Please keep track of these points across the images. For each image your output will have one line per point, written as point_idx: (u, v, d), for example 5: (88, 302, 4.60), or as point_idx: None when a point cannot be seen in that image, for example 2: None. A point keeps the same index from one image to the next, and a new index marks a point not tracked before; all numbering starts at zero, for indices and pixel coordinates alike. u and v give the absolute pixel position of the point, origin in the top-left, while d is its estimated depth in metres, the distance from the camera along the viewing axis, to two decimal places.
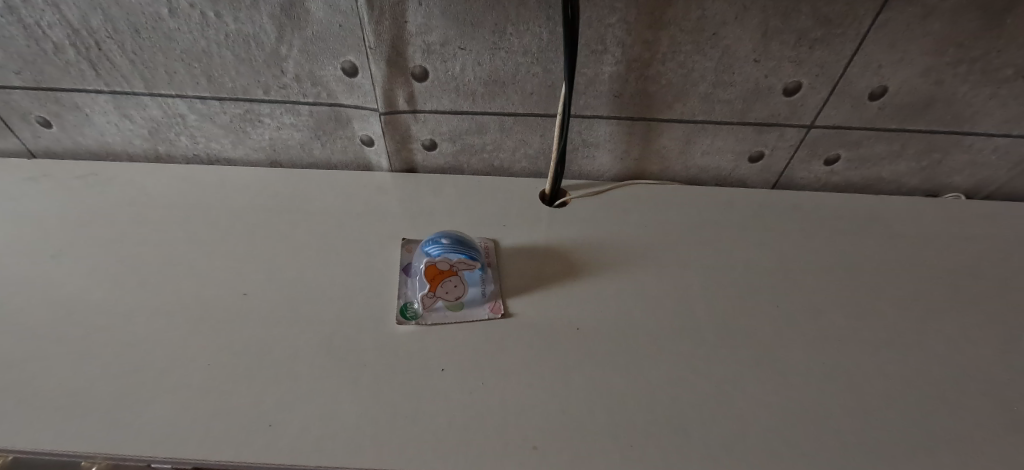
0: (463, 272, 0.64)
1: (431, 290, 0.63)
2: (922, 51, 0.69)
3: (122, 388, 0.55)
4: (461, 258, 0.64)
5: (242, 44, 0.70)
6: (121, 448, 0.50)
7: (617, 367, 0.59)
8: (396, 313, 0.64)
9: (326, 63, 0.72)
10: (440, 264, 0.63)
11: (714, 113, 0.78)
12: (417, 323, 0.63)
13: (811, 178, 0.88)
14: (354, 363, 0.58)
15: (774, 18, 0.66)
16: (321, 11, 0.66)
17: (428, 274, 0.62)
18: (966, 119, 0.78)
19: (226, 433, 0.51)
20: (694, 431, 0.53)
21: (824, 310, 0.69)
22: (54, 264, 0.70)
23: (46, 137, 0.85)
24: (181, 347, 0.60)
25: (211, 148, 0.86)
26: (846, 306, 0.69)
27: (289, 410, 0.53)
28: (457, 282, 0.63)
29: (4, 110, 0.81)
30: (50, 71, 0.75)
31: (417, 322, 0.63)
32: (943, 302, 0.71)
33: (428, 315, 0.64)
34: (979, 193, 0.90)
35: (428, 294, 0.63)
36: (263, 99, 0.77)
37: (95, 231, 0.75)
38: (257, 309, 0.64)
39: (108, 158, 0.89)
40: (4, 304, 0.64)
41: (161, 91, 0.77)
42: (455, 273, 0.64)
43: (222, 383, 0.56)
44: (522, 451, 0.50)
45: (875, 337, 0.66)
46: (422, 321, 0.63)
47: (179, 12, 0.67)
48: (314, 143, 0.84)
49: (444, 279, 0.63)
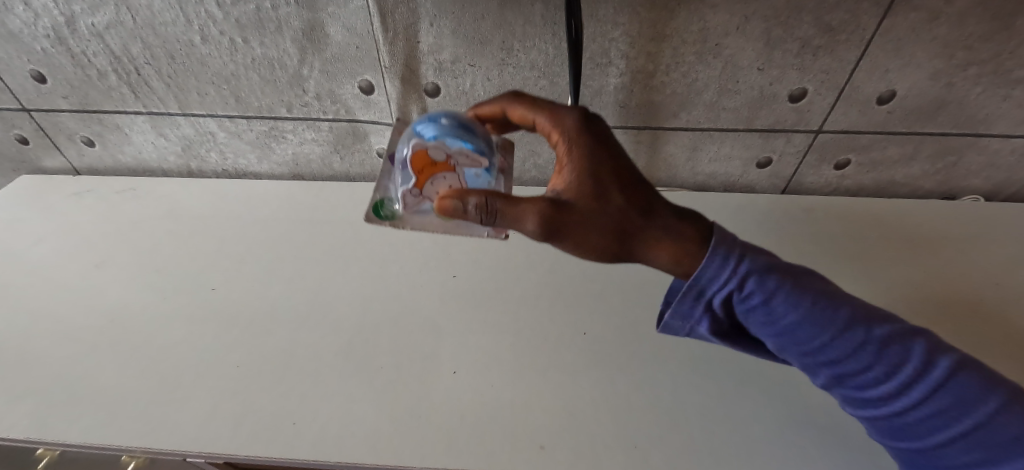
0: (461, 169, 0.56)
1: (418, 189, 0.58)
2: (930, 56, 0.69)
3: (159, 387, 0.59)
4: (461, 148, 0.55)
5: (267, 67, 0.75)
6: (159, 442, 0.54)
7: (623, 372, 0.60)
8: (371, 210, 0.64)
9: (344, 83, 0.76)
10: (432, 152, 0.55)
11: (720, 121, 0.79)
12: (394, 227, 0.63)
13: (821, 182, 0.89)
14: (372, 366, 0.61)
15: (776, 28, 0.67)
16: (339, 34, 0.70)
17: (417, 165, 0.55)
18: (980, 121, 0.77)
19: (254, 431, 0.55)
20: (698, 437, 0.54)
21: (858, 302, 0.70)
22: (98, 273, 0.75)
23: (90, 155, 0.92)
24: (213, 348, 0.64)
25: (240, 163, 0.91)
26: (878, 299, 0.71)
27: (311, 409, 0.56)
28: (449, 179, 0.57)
29: (53, 131, 0.89)
30: (95, 96, 0.82)
31: (394, 225, 0.63)
32: (969, 295, 0.71)
33: (409, 220, 0.63)
34: (998, 194, 0.89)
35: (413, 193, 0.59)
36: (287, 117, 0.82)
37: (133, 242, 0.81)
38: (282, 313, 0.68)
39: (145, 174, 0.95)
40: (53, 312, 0.69)
41: (193, 111, 0.83)
42: (451, 169, 0.56)
43: (250, 382, 0.60)
44: (529, 451, 0.52)
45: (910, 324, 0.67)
46: (401, 226, 0.63)
47: (210, 39, 0.72)
48: (334, 158, 0.89)
49: (433, 173, 0.56)
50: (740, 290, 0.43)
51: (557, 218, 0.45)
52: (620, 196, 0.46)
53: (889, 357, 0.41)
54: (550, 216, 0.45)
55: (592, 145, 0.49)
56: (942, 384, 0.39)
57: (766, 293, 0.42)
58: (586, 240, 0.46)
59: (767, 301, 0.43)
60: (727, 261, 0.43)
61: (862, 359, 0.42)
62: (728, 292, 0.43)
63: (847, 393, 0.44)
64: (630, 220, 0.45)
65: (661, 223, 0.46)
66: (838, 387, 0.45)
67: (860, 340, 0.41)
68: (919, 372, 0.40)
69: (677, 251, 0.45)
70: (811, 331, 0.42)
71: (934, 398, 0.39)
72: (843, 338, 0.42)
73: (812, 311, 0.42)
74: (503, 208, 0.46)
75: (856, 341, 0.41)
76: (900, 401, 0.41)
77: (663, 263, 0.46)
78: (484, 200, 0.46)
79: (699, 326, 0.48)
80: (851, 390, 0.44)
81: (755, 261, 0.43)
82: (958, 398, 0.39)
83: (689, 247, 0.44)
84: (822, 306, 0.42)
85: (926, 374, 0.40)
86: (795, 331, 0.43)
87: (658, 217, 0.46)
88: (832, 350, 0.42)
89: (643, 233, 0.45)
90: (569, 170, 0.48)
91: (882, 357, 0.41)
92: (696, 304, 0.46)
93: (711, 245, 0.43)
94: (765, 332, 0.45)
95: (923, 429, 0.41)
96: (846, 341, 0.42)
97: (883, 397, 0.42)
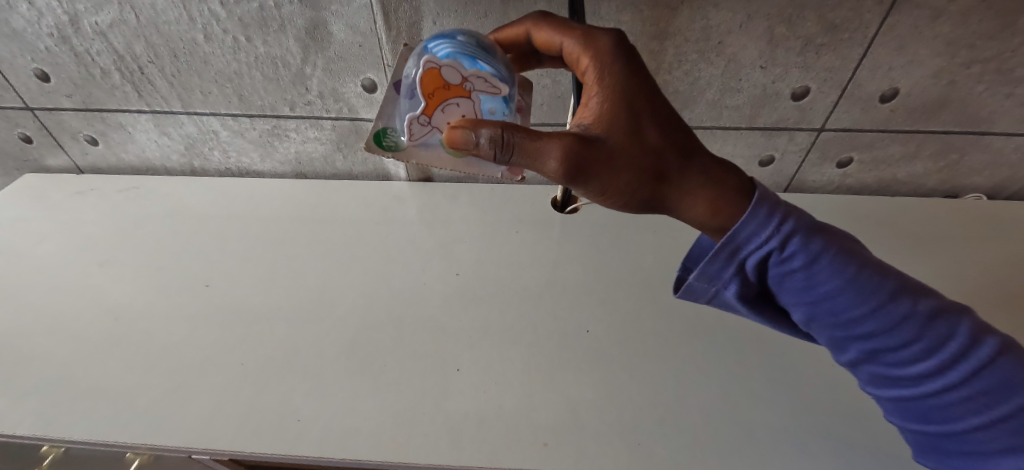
0: (478, 95, 0.46)
1: (427, 113, 0.47)
2: (933, 53, 0.69)
3: (164, 385, 0.60)
4: (478, 71, 0.45)
5: (270, 65, 0.75)
6: (164, 439, 0.54)
7: (626, 370, 0.60)
8: (370, 137, 0.51)
9: (347, 81, 0.76)
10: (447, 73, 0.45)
11: (723, 119, 0.79)
12: (396, 158, 0.50)
13: (823, 180, 0.89)
14: (375, 364, 0.61)
15: (779, 26, 0.67)
16: (342, 32, 0.70)
17: (427, 86, 0.45)
18: (982, 119, 0.77)
19: (259, 428, 0.55)
20: (702, 435, 0.54)
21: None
22: (102, 272, 0.76)
23: (93, 153, 0.93)
24: (217, 346, 0.64)
25: (242, 162, 0.91)
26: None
27: (316, 406, 0.57)
28: (464, 105, 0.46)
29: (56, 129, 0.89)
30: (98, 95, 0.82)
31: (395, 155, 0.50)
32: (981, 282, 0.72)
33: (413, 151, 0.50)
34: (1001, 192, 0.89)
35: (420, 119, 0.47)
36: (290, 115, 0.82)
37: (136, 241, 0.81)
38: (285, 311, 0.69)
39: (148, 172, 0.95)
40: (58, 311, 0.70)
41: (196, 110, 0.83)
42: (466, 95, 0.46)
43: (255, 380, 0.60)
44: (533, 449, 0.52)
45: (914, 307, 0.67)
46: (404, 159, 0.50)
47: (213, 38, 0.72)
48: (337, 156, 0.89)
49: (448, 98, 0.46)
50: (782, 252, 0.40)
51: (586, 156, 0.40)
52: (656, 136, 0.42)
53: (932, 334, 0.40)
54: (577, 154, 0.39)
55: (627, 74, 0.44)
56: (983, 365, 0.39)
57: (811, 256, 0.40)
58: (613, 181, 0.41)
59: (810, 265, 0.40)
60: (773, 220, 0.40)
61: (903, 333, 0.40)
62: (771, 252, 0.40)
63: (875, 370, 0.43)
64: (662, 162, 0.42)
65: (700, 170, 0.43)
66: (866, 364, 0.44)
67: (904, 314, 0.40)
68: (961, 352, 0.39)
69: (713, 201, 0.42)
70: (852, 299, 0.40)
71: (973, 380, 0.39)
72: (887, 310, 0.40)
73: (857, 279, 0.40)
74: (523, 142, 0.40)
75: (900, 314, 0.40)
76: (935, 382, 0.40)
77: (695, 214, 0.43)
78: (499, 134, 0.40)
79: (726, 290, 0.45)
80: (885, 367, 0.42)
81: (802, 220, 0.40)
82: (998, 380, 0.38)
83: (726, 196, 0.41)
84: (869, 276, 0.40)
85: (967, 354, 0.39)
86: (835, 299, 0.41)
87: (694, 162, 0.43)
88: (873, 322, 0.41)
89: (680, 180, 0.42)
90: (599, 102, 0.43)
91: (925, 334, 0.40)
92: (731, 265, 0.43)
93: (757, 200, 0.40)
94: (803, 300, 0.43)
95: (956, 412, 0.40)
96: (889, 314, 0.40)
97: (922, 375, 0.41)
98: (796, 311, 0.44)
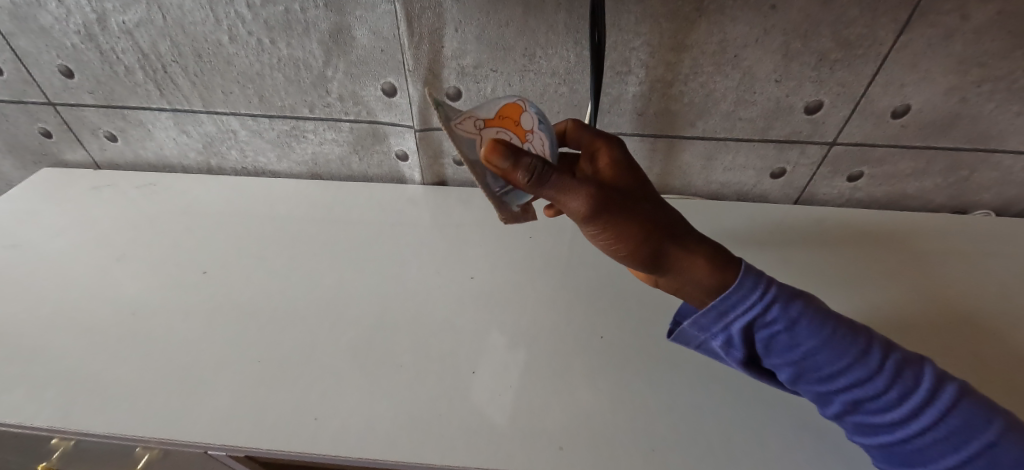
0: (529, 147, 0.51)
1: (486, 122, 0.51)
2: (945, 72, 0.70)
3: (179, 382, 0.60)
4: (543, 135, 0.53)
5: (293, 68, 0.76)
6: (181, 434, 0.55)
7: (639, 375, 0.61)
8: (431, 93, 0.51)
9: (367, 85, 0.77)
10: (526, 120, 0.52)
11: (736, 131, 0.80)
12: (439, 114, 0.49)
13: (833, 193, 0.90)
14: (390, 365, 0.62)
15: (795, 41, 0.68)
16: (365, 37, 0.71)
17: (507, 110, 0.52)
18: (992, 137, 0.78)
19: (275, 426, 0.55)
20: (715, 442, 0.54)
21: (878, 318, 0.68)
22: (118, 266, 0.76)
23: (112, 149, 0.94)
24: (233, 343, 0.65)
25: (259, 161, 0.92)
26: (894, 306, 0.70)
27: (332, 405, 0.57)
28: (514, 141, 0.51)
29: (76, 125, 0.90)
30: (120, 92, 0.83)
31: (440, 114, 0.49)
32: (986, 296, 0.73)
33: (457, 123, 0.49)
34: (1009, 209, 0.90)
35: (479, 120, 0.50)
36: (309, 116, 0.83)
37: (153, 237, 0.82)
38: (300, 310, 0.69)
39: (165, 169, 0.96)
40: (76, 304, 0.70)
41: (216, 109, 0.84)
42: (524, 140, 0.51)
43: (270, 378, 0.60)
44: (547, 453, 0.52)
45: (922, 334, 0.66)
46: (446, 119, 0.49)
47: (238, 39, 0.74)
48: (353, 158, 0.90)
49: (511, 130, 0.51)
50: (764, 316, 0.47)
51: (606, 202, 0.49)
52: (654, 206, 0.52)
53: (902, 384, 0.44)
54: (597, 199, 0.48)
55: (633, 170, 0.56)
56: (951, 408, 0.42)
57: (789, 320, 0.47)
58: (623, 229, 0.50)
59: (789, 327, 0.47)
60: (755, 288, 0.48)
61: (876, 384, 0.45)
62: (753, 317, 0.48)
63: (858, 421, 0.46)
64: (663, 226, 0.51)
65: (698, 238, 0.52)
66: (850, 417, 0.47)
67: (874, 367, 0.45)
68: (928, 399, 0.43)
69: (710, 261, 0.50)
70: (828, 357, 0.46)
71: (943, 423, 0.42)
72: (857, 365, 0.45)
73: (831, 338, 0.46)
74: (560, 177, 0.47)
75: (871, 368, 0.45)
76: (910, 427, 0.43)
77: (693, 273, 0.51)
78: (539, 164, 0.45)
79: (712, 341, 0.53)
80: (866, 417, 0.46)
81: (781, 288, 0.48)
82: (964, 421, 0.41)
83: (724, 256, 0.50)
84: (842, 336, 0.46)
85: (933, 400, 0.43)
86: (813, 357, 0.47)
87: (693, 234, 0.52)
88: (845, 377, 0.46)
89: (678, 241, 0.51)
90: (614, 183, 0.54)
91: (894, 383, 0.44)
92: (720, 324, 0.50)
93: (741, 271, 0.49)
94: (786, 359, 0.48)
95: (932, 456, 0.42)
96: (860, 369, 0.45)
97: (899, 422, 0.44)
98: (782, 372, 0.49)
